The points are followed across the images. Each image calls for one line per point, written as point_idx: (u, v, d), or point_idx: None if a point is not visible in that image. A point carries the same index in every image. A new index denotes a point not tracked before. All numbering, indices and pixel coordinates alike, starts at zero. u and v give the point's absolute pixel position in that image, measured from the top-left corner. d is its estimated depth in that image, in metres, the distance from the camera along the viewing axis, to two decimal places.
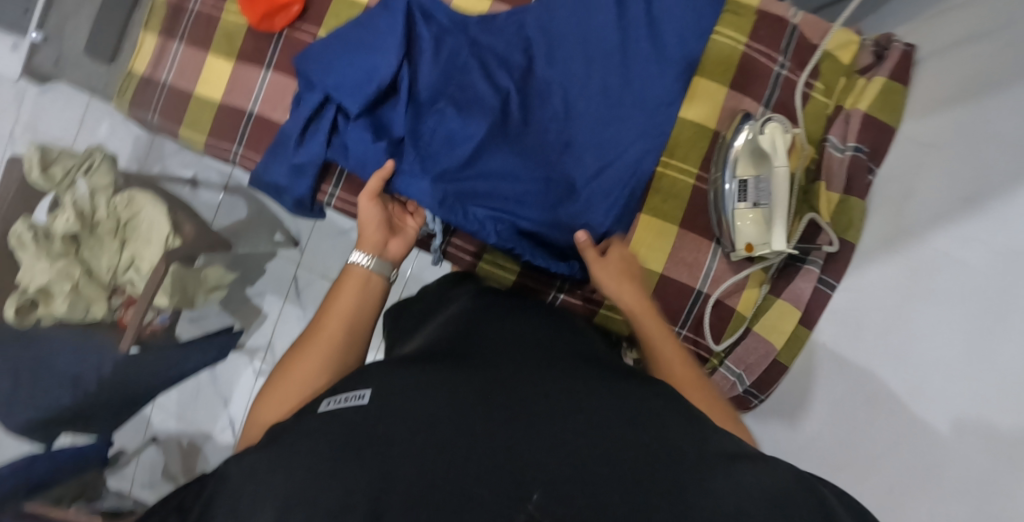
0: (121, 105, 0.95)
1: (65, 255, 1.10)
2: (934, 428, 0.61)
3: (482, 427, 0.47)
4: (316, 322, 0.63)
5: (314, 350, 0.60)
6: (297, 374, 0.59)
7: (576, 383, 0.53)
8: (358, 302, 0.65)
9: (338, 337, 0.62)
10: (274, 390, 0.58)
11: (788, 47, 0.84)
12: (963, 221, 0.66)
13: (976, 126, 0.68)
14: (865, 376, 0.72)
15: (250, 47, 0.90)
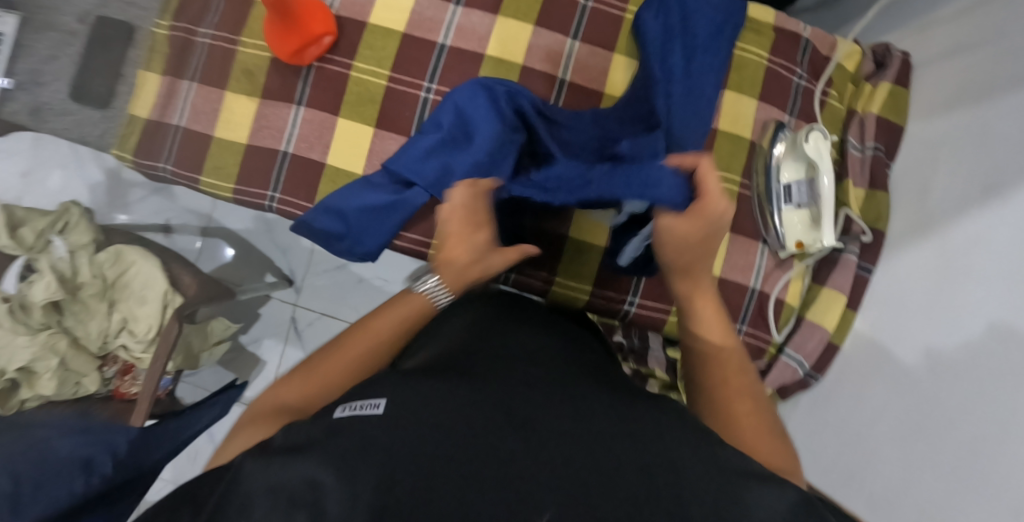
0: (123, 154, 0.85)
1: (46, 326, 0.98)
2: (992, 391, 0.66)
3: (487, 445, 0.48)
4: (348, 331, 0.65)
5: (339, 360, 0.61)
6: (307, 383, 0.60)
7: (581, 396, 0.54)
8: (395, 327, 0.65)
9: (365, 353, 0.63)
10: (294, 381, 0.60)
11: (804, 59, 0.91)
12: (986, 209, 0.73)
13: (979, 125, 0.77)
14: (927, 347, 0.76)
15: (276, 83, 0.83)
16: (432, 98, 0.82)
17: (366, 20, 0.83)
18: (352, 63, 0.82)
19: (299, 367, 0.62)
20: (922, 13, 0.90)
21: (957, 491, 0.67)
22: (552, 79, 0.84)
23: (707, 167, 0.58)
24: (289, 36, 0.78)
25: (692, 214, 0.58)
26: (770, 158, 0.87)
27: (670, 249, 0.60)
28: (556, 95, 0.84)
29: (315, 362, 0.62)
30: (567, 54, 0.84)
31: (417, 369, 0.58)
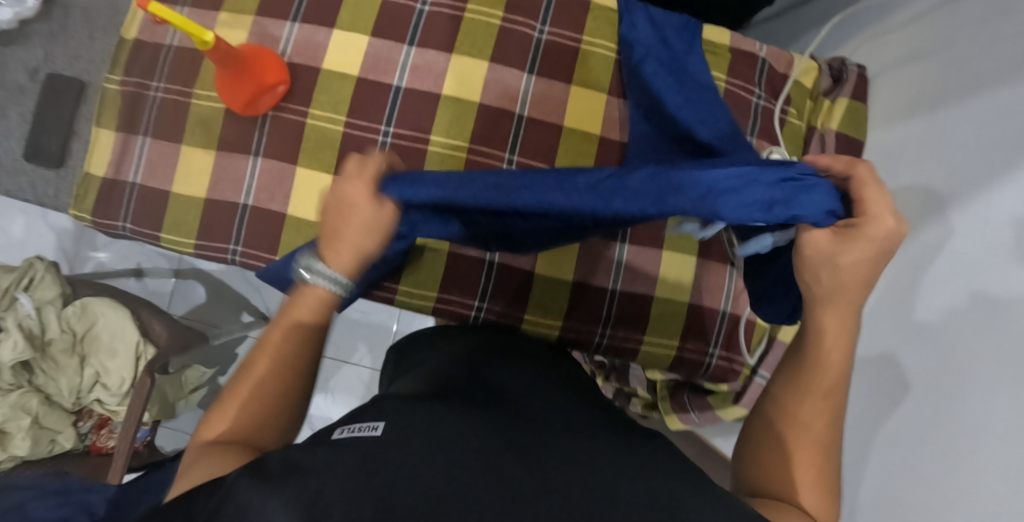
0: (81, 215, 0.84)
1: (17, 386, 0.97)
2: (964, 398, 0.66)
3: (494, 466, 0.46)
4: (260, 343, 0.56)
5: (265, 385, 0.55)
6: (243, 408, 0.55)
7: (581, 434, 0.53)
8: (309, 331, 0.56)
9: (294, 365, 0.56)
10: (227, 406, 0.55)
11: (761, 80, 0.92)
12: (941, 219, 0.74)
13: (942, 126, 0.77)
14: (905, 343, 0.76)
15: (232, 133, 0.82)
16: (390, 141, 0.81)
17: (320, 65, 0.82)
18: (307, 110, 0.81)
19: (228, 386, 0.56)
20: (876, 23, 0.92)
21: (945, 504, 0.66)
22: (511, 115, 0.83)
23: (863, 177, 0.49)
24: (241, 86, 0.77)
25: (849, 240, 0.49)
26: None
27: (807, 266, 0.52)
28: (514, 132, 0.83)
29: (244, 377, 0.56)
30: (524, 88, 0.84)
31: (425, 393, 0.58)
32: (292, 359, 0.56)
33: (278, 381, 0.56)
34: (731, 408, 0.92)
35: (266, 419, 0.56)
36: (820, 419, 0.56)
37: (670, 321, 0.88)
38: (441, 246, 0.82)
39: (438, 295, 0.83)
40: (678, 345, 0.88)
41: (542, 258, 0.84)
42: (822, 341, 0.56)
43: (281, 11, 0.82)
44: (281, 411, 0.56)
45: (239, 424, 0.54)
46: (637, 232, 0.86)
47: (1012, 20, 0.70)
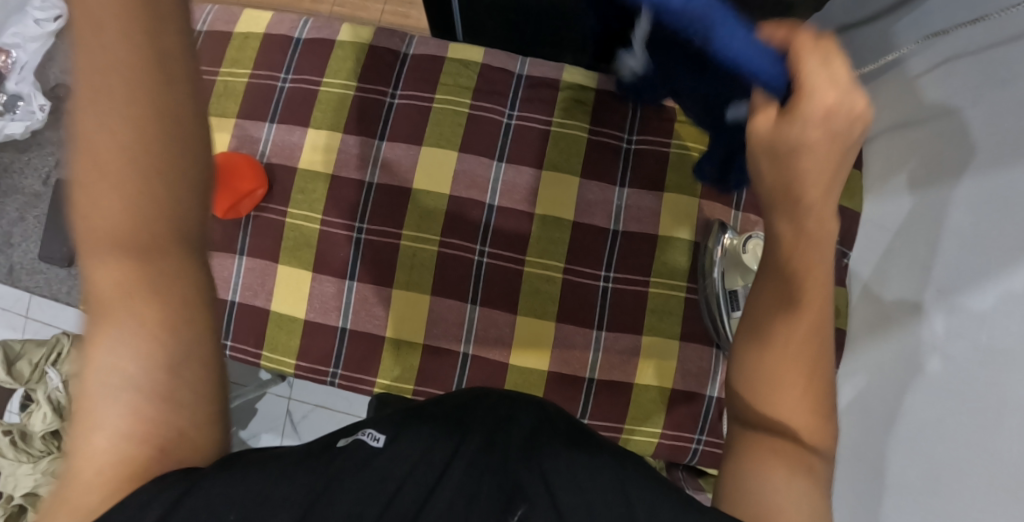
0: None
1: (47, 452, 1.06)
2: (953, 503, 0.62)
3: (474, 494, 0.41)
4: (88, 130, 0.37)
5: (115, 169, 0.38)
6: (112, 208, 0.38)
7: (588, 448, 0.45)
8: (143, 95, 0.38)
9: (151, 148, 0.38)
10: (91, 204, 0.38)
11: None
12: (935, 312, 0.71)
13: (946, 210, 0.74)
14: (908, 445, 0.71)
15: (219, 235, 0.84)
16: (364, 238, 0.83)
17: (296, 165, 0.84)
18: (286, 210, 0.83)
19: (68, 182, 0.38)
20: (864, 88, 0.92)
21: None
22: (480, 206, 0.84)
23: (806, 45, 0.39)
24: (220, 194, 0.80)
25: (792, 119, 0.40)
26: (712, 257, 0.84)
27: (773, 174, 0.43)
28: (484, 221, 0.84)
29: (83, 126, 0.37)
30: (494, 178, 0.85)
31: (419, 408, 0.52)
32: (138, 134, 0.38)
33: (134, 167, 0.38)
34: None
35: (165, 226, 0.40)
36: (794, 389, 0.46)
37: (652, 407, 0.84)
38: (416, 338, 0.83)
39: (415, 386, 0.83)
40: (662, 433, 0.84)
41: (517, 347, 0.84)
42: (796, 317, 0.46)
43: (259, 113, 0.86)
44: (177, 213, 0.40)
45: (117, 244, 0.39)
46: (615, 318, 0.84)
47: (1007, 92, 0.65)
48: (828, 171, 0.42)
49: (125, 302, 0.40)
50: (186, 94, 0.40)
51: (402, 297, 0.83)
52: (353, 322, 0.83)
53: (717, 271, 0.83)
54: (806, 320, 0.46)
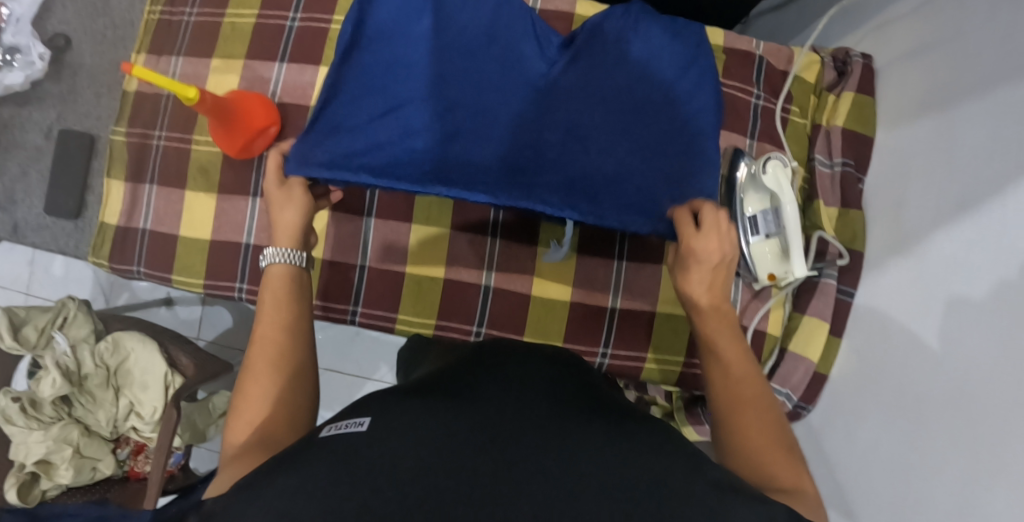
0: (99, 262, 0.86)
1: (57, 419, 1.03)
2: (975, 420, 0.62)
3: (474, 473, 0.41)
4: (250, 347, 0.60)
5: (261, 371, 0.58)
6: (255, 397, 0.56)
7: (587, 425, 0.46)
8: (286, 310, 0.63)
9: (280, 355, 0.59)
10: (237, 414, 0.56)
11: (759, 79, 0.91)
12: (960, 225, 0.69)
13: (962, 126, 0.71)
14: (922, 367, 0.70)
15: (231, 178, 0.83)
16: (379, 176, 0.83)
17: (309, 104, 0.83)
18: None
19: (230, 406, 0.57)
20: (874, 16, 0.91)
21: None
22: None
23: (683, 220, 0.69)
24: (234, 133, 0.78)
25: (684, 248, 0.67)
26: (732, 183, 0.84)
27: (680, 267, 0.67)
28: None
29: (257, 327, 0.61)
30: None
31: (414, 383, 0.52)
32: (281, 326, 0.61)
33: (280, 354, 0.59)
34: None
35: (279, 416, 0.56)
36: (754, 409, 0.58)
37: (673, 336, 0.85)
38: (436, 274, 0.83)
39: (437, 322, 0.83)
40: (684, 361, 0.85)
41: (539, 280, 0.84)
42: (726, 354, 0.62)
43: (269, 52, 0.84)
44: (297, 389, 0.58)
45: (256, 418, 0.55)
46: (635, 248, 0.85)
47: None
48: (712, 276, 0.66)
49: (234, 464, 0.52)
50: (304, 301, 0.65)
51: (421, 231, 0.83)
52: (374, 259, 0.83)
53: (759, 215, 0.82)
54: (736, 357, 0.61)
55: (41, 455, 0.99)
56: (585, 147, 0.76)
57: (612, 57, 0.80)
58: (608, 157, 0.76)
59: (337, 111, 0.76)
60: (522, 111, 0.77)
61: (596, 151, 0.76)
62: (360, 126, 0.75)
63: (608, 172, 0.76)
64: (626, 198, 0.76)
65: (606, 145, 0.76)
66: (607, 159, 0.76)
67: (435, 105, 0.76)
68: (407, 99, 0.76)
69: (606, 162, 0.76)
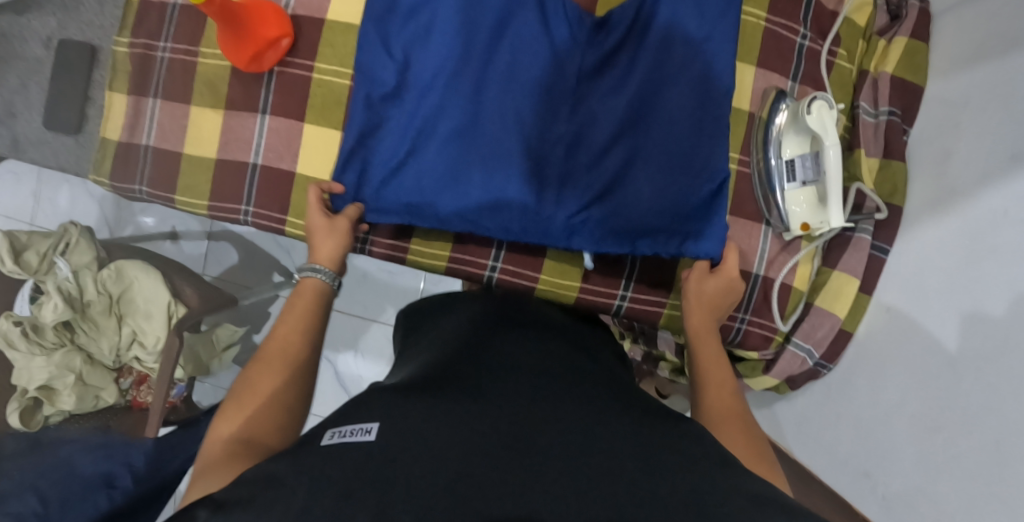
0: (101, 179, 0.84)
1: (60, 345, 1.00)
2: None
3: (496, 477, 0.41)
4: (269, 344, 0.61)
5: (278, 367, 0.59)
6: (264, 391, 0.57)
7: (596, 423, 0.47)
8: (311, 322, 0.64)
9: (298, 358, 0.61)
10: (238, 406, 0.56)
11: (806, 18, 0.85)
12: (1014, 176, 0.64)
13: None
14: (963, 327, 0.67)
15: (239, 93, 0.80)
16: None
17: (324, 17, 0.79)
18: (313, 65, 0.79)
19: (231, 395, 0.57)
20: None
21: (981, 497, 0.62)
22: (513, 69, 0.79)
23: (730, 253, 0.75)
24: (243, 44, 0.75)
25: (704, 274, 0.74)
26: (770, 129, 0.80)
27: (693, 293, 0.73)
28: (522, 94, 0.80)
29: (280, 325, 0.63)
30: None
31: (412, 380, 0.52)
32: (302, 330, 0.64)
33: (297, 354, 0.61)
34: (760, 377, 0.88)
35: (271, 422, 0.55)
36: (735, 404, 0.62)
37: None
38: None
39: (451, 254, 0.83)
40: None
41: None
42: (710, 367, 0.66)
43: None
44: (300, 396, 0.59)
45: (256, 414, 0.55)
46: None
47: None
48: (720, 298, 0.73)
49: (219, 463, 0.52)
50: (325, 317, 0.67)
51: None
52: None
53: (796, 167, 0.78)
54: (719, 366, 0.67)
55: (40, 380, 0.97)
56: (624, 156, 0.74)
57: (640, 53, 0.75)
58: (642, 164, 0.74)
59: (370, 105, 0.76)
60: (555, 110, 0.74)
61: (630, 155, 0.74)
62: (393, 125, 0.77)
63: (645, 180, 0.74)
64: (663, 207, 0.73)
65: (642, 146, 0.74)
66: (644, 166, 0.74)
67: (469, 109, 0.74)
68: (433, 118, 0.75)
69: (645, 173, 0.74)
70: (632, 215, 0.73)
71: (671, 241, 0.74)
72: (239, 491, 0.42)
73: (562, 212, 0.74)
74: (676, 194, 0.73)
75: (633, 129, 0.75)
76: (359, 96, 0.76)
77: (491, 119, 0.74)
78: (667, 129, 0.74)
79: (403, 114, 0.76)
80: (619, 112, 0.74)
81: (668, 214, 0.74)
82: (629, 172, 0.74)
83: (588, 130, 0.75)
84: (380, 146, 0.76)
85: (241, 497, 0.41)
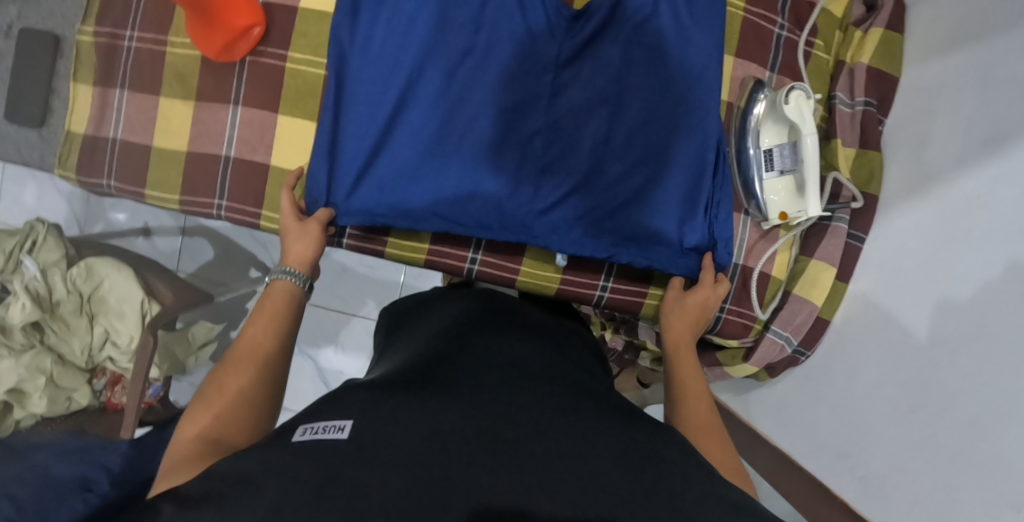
0: (66, 174, 0.82)
1: (29, 346, 0.98)
2: (996, 368, 0.61)
3: (474, 480, 0.41)
4: (238, 345, 0.60)
5: (245, 366, 0.58)
6: (232, 391, 0.56)
7: (572, 423, 0.47)
8: (279, 323, 0.63)
9: (265, 358, 0.60)
10: (205, 406, 0.55)
11: (784, 8, 0.85)
12: (986, 164, 0.65)
13: (993, 64, 0.67)
14: (933, 320, 0.69)
15: (210, 83, 0.78)
16: None
17: (296, 5, 0.77)
18: (286, 54, 0.77)
19: (198, 397, 0.56)
20: None
21: (958, 475, 0.64)
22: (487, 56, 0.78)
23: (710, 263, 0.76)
24: (213, 33, 0.74)
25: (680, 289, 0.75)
26: (748, 118, 0.80)
27: (673, 306, 0.75)
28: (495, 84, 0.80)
29: (250, 326, 0.62)
30: None
31: (388, 378, 0.52)
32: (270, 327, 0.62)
33: (267, 353, 0.60)
34: (741, 365, 0.89)
35: (238, 420, 0.54)
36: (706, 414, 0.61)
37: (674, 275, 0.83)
38: None
39: (430, 248, 0.82)
40: None
41: None
42: (683, 375, 0.65)
43: None
44: (270, 393, 0.58)
45: (224, 414, 0.54)
46: None
47: None
48: (697, 311, 0.74)
49: (183, 465, 0.50)
50: (296, 316, 0.66)
51: None
52: None
53: (773, 155, 0.79)
54: (692, 375, 0.66)
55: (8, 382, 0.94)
56: (597, 148, 0.74)
57: (618, 46, 0.74)
58: (614, 156, 0.75)
59: (340, 93, 0.74)
60: (532, 103, 0.74)
61: (603, 145, 0.75)
62: (361, 112, 0.74)
63: (616, 170, 0.75)
64: (630, 196, 0.75)
65: (617, 136, 0.74)
66: (617, 157, 0.75)
67: (446, 105, 0.75)
68: (407, 110, 0.75)
69: (618, 165, 0.74)
70: (604, 207, 0.75)
71: (640, 230, 0.75)
72: (210, 485, 0.41)
73: (538, 202, 0.75)
74: (650, 187, 0.74)
75: (608, 115, 0.74)
76: (329, 86, 0.74)
77: (466, 114, 0.74)
78: (639, 119, 0.74)
79: (373, 103, 0.74)
80: (593, 104, 0.74)
81: (639, 205, 0.75)
82: (601, 164, 0.75)
83: (562, 122, 0.74)
84: (352, 136, 0.74)
85: (215, 493, 0.40)
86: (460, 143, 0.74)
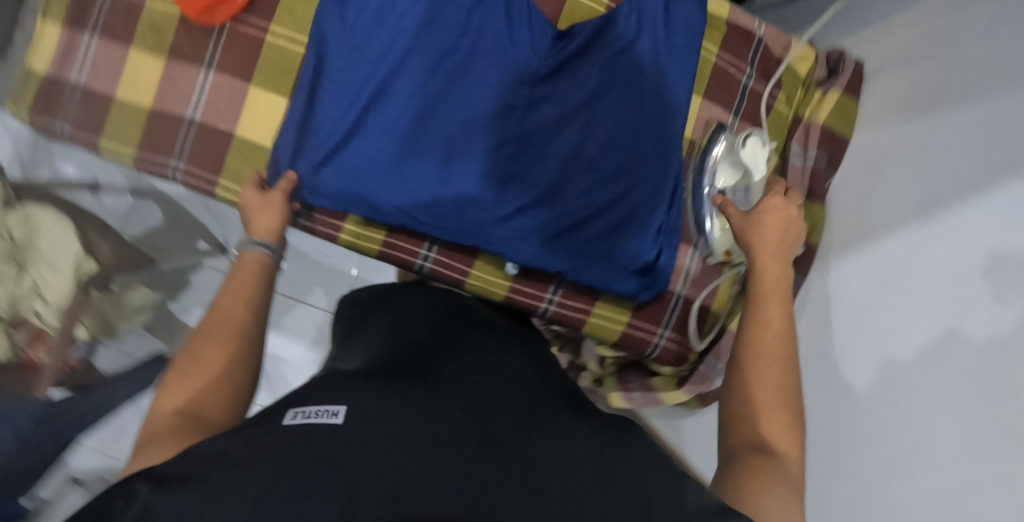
0: (18, 111, 0.79)
1: None
2: (901, 411, 0.65)
3: (467, 471, 0.41)
4: (212, 314, 0.59)
5: (224, 338, 0.56)
6: (212, 364, 0.55)
7: (558, 428, 0.48)
8: (251, 293, 0.61)
9: (244, 330, 0.58)
10: (181, 377, 0.54)
11: (754, 59, 0.90)
12: (912, 229, 0.71)
13: (934, 135, 0.72)
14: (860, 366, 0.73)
15: (185, 42, 0.77)
16: None
17: None
18: (268, 27, 0.77)
19: (176, 368, 0.55)
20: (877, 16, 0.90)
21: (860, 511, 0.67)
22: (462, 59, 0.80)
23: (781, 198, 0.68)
24: None
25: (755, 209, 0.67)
26: (707, 157, 0.83)
27: (749, 226, 0.66)
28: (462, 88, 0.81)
29: (223, 298, 0.60)
30: None
31: (377, 370, 0.52)
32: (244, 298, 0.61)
33: (247, 327, 0.59)
34: (673, 391, 0.92)
35: (221, 396, 0.53)
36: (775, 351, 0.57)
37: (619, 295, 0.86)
38: None
39: (385, 238, 0.82)
40: (626, 321, 0.86)
41: None
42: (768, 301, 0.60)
43: None
44: (250, 370, 0.57)
45: (203, 388, 0.53)
46: None
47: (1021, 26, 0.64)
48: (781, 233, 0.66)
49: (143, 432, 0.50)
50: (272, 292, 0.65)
51: None
52: None
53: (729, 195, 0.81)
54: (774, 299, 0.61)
55: None
56: (573, 167, 0.77)
57: (596, 69, 0.77)
58: (584, 176, 0.77)
59: (317, 75, 0.76)
60: (511, 112, 0.76)
61: (574, 164, 0.77)
62: (337, 97, 0.75)
63: (579, 189, 0.77)
64: (587, 213, 0.77)
65: (585, 155, 0.77)
66: (585, 176, 0.77)
67: (422, 102, 0.76)
68: (383, 102, 0.76)
69: (584, 184, 0.77)
70: (566, 222, 0.77)
71: (593, 249, 0.78)
72: (188, 465, 0.40)
73: (500, 209, 0.75)
74: (613, 208, 0.77)
75: (579, 134, 0.77)
76: (308, 69, 0.75)
77: (438, 114, 0.75)
78: (602, 141, 0.77)
79: (348, 88, 0.75)
80: (568, 122, 0.77)
81: (603, 227, 0.77)
82: (576, 183, 0.77)
83: (533, 135, 0.76)
84: (327, 117, 0.75)
85: (193, 472, 0.40)
86: (430, 141, 0.75)
